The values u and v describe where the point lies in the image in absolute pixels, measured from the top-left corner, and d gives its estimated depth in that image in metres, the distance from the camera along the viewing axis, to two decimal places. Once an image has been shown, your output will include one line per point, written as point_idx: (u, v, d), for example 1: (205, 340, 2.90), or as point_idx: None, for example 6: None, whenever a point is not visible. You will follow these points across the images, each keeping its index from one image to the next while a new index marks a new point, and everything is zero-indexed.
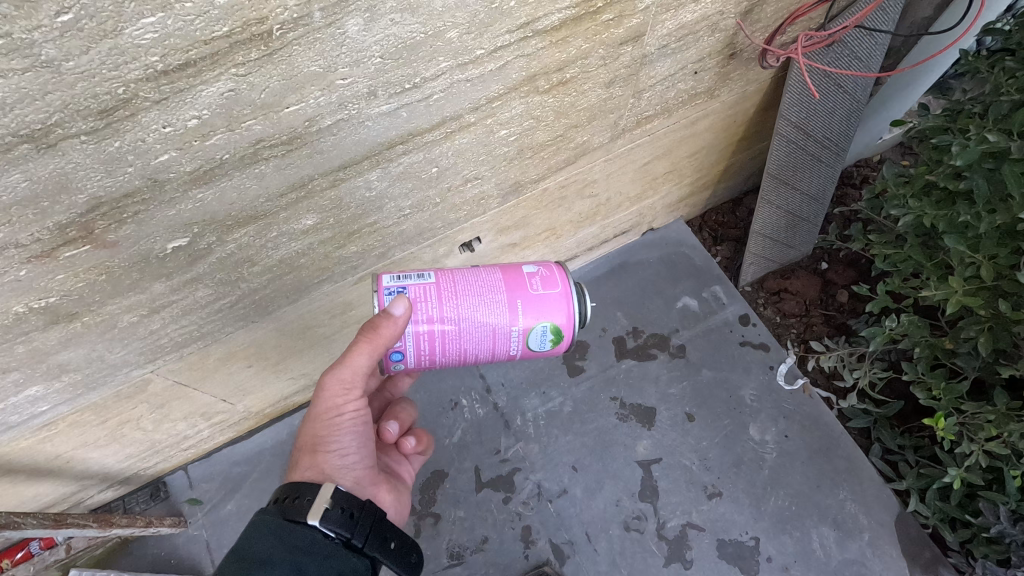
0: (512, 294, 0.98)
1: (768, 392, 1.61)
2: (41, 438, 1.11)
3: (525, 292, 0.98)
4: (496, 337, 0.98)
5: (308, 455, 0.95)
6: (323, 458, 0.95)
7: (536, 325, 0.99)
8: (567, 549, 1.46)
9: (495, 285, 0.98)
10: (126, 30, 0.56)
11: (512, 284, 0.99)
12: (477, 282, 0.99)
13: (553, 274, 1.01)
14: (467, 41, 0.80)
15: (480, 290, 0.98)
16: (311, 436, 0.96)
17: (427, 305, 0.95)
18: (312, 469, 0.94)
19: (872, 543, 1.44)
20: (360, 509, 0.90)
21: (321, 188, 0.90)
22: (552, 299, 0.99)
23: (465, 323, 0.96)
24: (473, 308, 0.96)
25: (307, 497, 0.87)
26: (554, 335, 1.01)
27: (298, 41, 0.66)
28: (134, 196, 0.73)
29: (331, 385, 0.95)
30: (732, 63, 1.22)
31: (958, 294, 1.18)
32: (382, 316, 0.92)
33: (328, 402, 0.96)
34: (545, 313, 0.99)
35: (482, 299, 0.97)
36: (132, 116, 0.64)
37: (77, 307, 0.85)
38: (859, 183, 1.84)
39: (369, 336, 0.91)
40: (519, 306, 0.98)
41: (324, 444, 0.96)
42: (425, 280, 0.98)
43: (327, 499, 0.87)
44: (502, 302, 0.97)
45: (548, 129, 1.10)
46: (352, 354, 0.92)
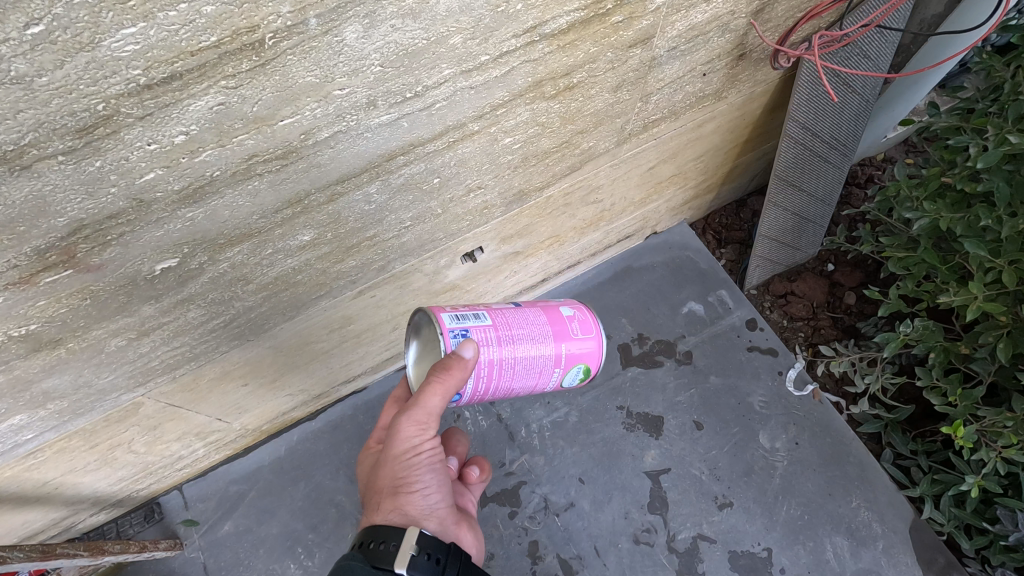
0: (559, 338, 0.99)
1: (778, 398, 1.57)
2: (27, 466, 1.06)
3: (568, 336, 1.00)
4: (540, 378, 0.99)
5: (390, 499, 0.91)
6: (406, 499, 0.91)
7: (573, 367, 1.01)
8: (575, 564, 1.42)
9: (543, 329, 0.98)
10: (104, 42, 0.51)
11: (557, 328, 0.99)
12: (529, 326, 0.97)
13: (590, 319, 1.03)
14: (472, 46, 0.76)
15: (534, 335, 0.97)
16: (390, 479, 0.92)
17: (489, 349, 0.92)
18: (396, 514, 0.90)
19: (887, 551, 1.39)
20: (446, 554, 0.86)
21: (319, 203, 0.86)
22: (588, 343, 1.02)
23: (520, 368, 0.95)
24: (526, 352, 0.96)
25: (394, 543, 0.85)
26: (583, 375, 1.05)
27: (292, 51, 0.62)
28: (117, 217, 0.68)
29: (406, 427, 0.91)
30: (741, 64, 1.18)
31: (978, 300, 1.15)
32: (453, 358, 0.87)
33: (404, 443, 0.92)
34: (583, 357, 1.01)
35: (535, 344, 0.96)
36: (113, 133, 0.59)
37: (61, 334, 0.80)
38: (864, 182, 1.80)
39: (441, 377, 0.86)
40: (564, 350, 0.99)
41: (405, 486, 0.92)
42: (483, 321, 0.94)
43: (414, 546, 0.84)
44: (551, 347, 0.98)
45: (554, 136, 1.06)
46: (426, 396, 0.87)
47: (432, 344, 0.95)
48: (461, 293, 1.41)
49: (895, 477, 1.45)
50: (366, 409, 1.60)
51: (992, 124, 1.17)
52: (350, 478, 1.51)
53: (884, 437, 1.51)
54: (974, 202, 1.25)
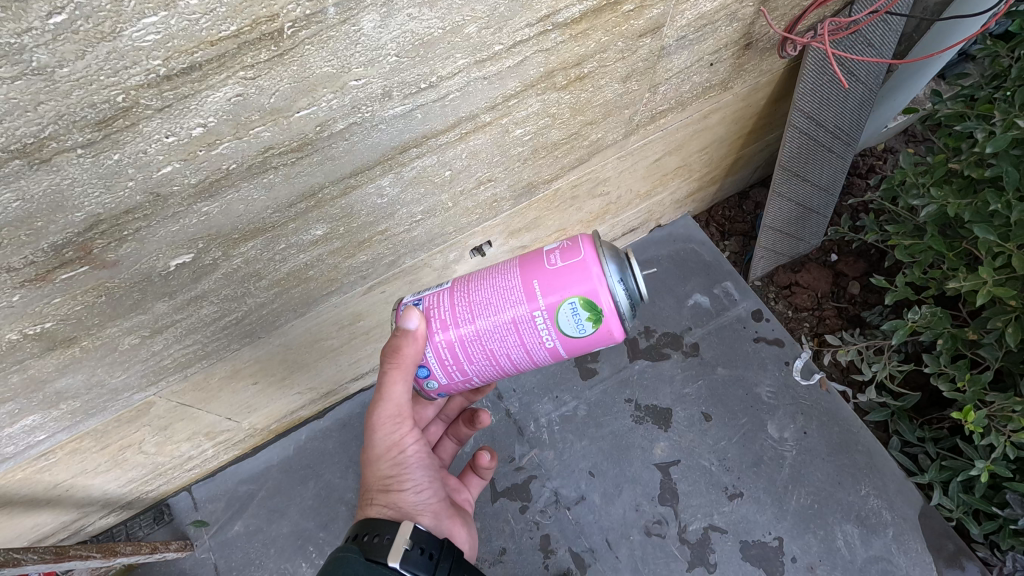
0: (527, 278, 0.89)
1: (785, 388, 1.57)
2: (39, 468, 1.05)
3: (542, 270, 0.89)
4: (520, 327, 0.89)
5: (378, 497, 0.96)
6: (395, 496, 0.96)
7: (561, 304, 0.88)
8: (587, 557, 1.42)
9: (510, 273, 0.91)
10: (125, 32, 0.51)
11: (528, 265, 0.91)
12: (494, 275, 0.92)
13: (575, 242, 0.90)
14: (486, 36, 0.76)
15: (497, 281, 0.91)
16: (377, 477, 0.97)
17: (440, 309, 0.92)
18: (387, 509, 0.94)
19: (897, 538, 1.39)
20: (438, 550, 0.88)
21: (332, 197, 0.85)
22: (576, 269, 0.89)
23: (481, 319, 0.90)
24: (488, 302, 0.90)
25: (387, 536, 0.86)
26: (588, 310, 0.88)
27: (310, 40, 0.61)
28: (134, 211, 0.68)
29: (382, 427, 0.95)
30: (747, 53, 1.19)
31: (988, 285, 1.16)
32: (399, 336, 0.91)
33: (383, 441, 0.97)
34: (568, 285, 0.88)
35: (497, 291, 0.90)
36: (132, 126, 0.58)
37: (75, 332, 0.80)
38: (866, 172, 1.81)
39: (394, 360, 0.91)
40: (537, 287, 0.88)
41: (391, 482, 0.97)
42: (440, 288, 0.95)
43: (406, 541, 0.84)
44: (518, 289, 0.89)
45: (564, 127, 1.06)
46: (388, 388, 0.92)
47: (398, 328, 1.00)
48: None
49: (903, 464, 1.46)
50: None
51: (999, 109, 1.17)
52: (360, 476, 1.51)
53: (891, 425, 1.51)
54: (981, 188, 1.26)
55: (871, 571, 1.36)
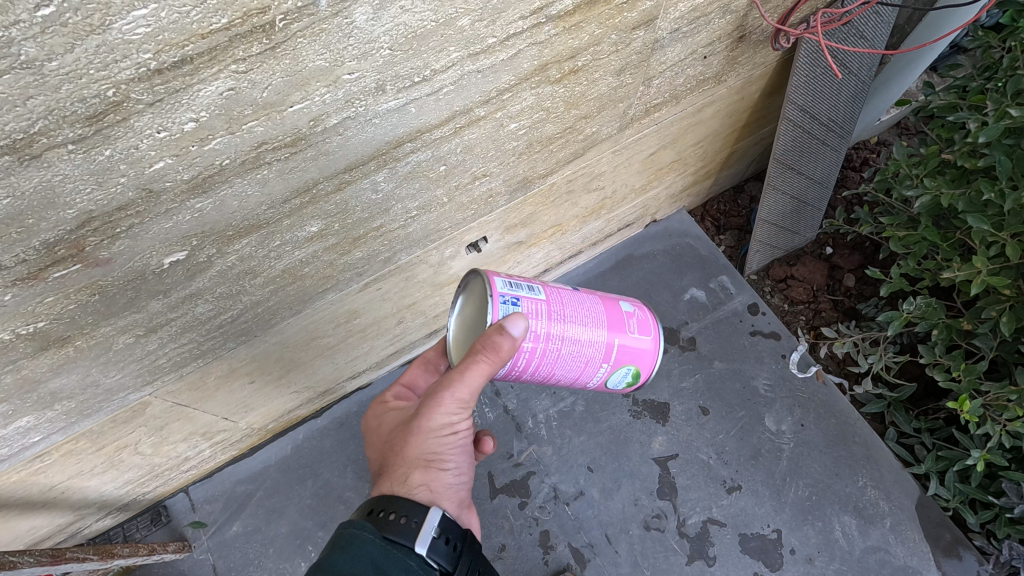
0: (612, 332, 0.95)
1: (782, 381, 1.57)
2: (34, 470, 1.04)
3: (623, 332, 0.97)
4: (585, 367, 0.95)
5: (414, 473, 0.88)
6: (432, 476, 0.89)
7: (621, 366, 0.99)
8: (587, 552, 1.42)
9: (599, 317, 0.95)
10: (115, 25, 0.50)
11: (614, 319, 0.96)
12: (583, 311, 0.93)
13: (647, 323, 1.00)
14: (479, 29, 0.75)
15: (589, 318, 0.93)
16: (419, 451, 0.88)
17: (536, 322, 0.87)
18: (421, 488, 0.87)
19: (895, 528, 1.39)
20: (461, 542, 0.86)
21: (326, 193, 0.85)
22: (643, 341, 1.00)
23: (566, 350, 0.91)
24: (578, 337, 0.92)
25: (415, 519, 0.83)
26: (632, 376, 1.03)
27: (302, 34, 0.61)
28: (127, 208, 0.67)
29: (449, 408, 0.86)
30: (741, 46, 1.19)
31: (982, 274, 1.16)
32: (496, 331, 0.81)
33: (440, 419, 0.87)
34: (632, 356, 0.99)
35: (589, 330, 0.93)
36: (123, 121, 0.58)
37: (69, 331, 0.79)
38: (859, 165, 1.81)
39: (489, 355, 0.81)
40: (615, 346, 0.96)
41: (432, 460, 0.89)
42: (535, 293, 0.89)
43: (433, 529, 0.82)
44: (603, 342, 0.94)
45: (559, 121, 1.05)
46: (471, 371, 0.82)
47: (479, 303, 0.89)
48: None
49: (899, 455, 1.46)
50: None
51: (991, 99, 1.18)
52: (358, 475, 1.50)
53: (887, 416, 1.51)
54: (974, 177, 1.26)
55: (869, 562, 1.36)
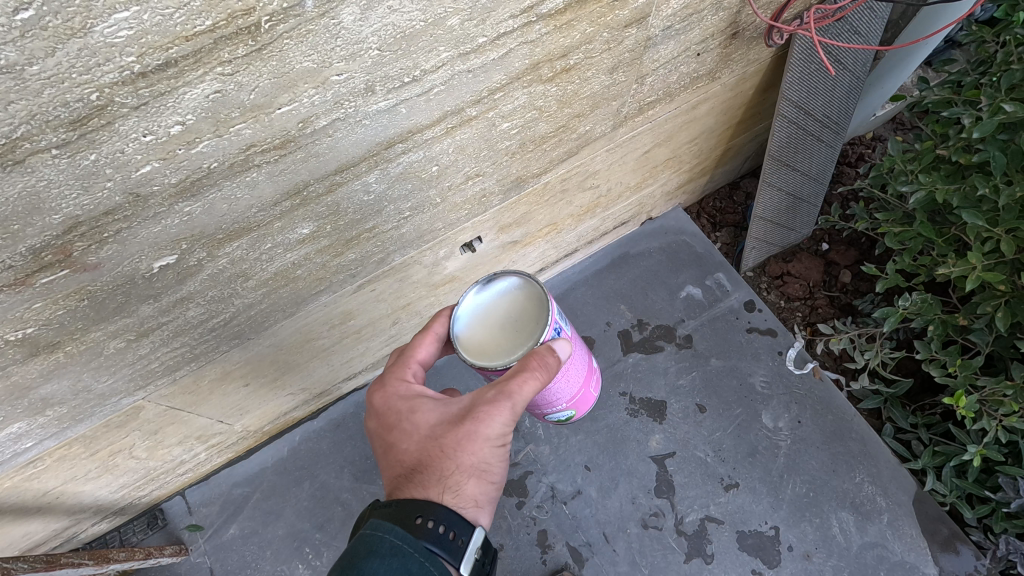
0: (586, 383, 1.05)
1: (779, 378, 1.56)
2: (27, 475, 1.04)
3: (588, 386, 1.08)
4: (554, 407, 1.02)
5: (465, 483, 0.85)
6: (480, 488, 0.87)
7: (569, 413, 1.08)
8: (585, 552, 1.42)
9: (584, 366, 1.04)
10: (96, 28, 0.49)
11: (589, 373, 1.06)
12: (581, 359, 1.01)
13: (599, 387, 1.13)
14: (469, 28, 0.75)
15: (581, 367, 1.02)
16: (472, 462, 0.84)
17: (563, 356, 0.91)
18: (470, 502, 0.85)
19: (892, 524, 1.39)
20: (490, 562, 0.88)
21: (318, 194, 0.84)
22: (589, 398, 1.12)
23: (557, 387, 0.96)
24: (573, 379, 0.98)
25: (465, 538, 0.82)
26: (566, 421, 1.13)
27: (288, 35, 0.60)
28: (114, 212, 0.67)
29: (507, 421, 0.84)
30: (734, 43, 1.18)
31: (977, 270, 1.16)
32: (554, 353, 0.85)
33: (497, 430, 0.84)
34: (579, 409, 1.10)
35: (578, 376, 1.01)
36: (108, 125, 0.57)
37: (59, 337, 0.79)
38: (855, 161, 1.81)
39: (548, 369, 0.83)
40: (578, 397, 1.06)
41: (482, 471, 0.86)
42: (567, 329, 0.94)
43: (476, 550, 0.83)
44: (576, 389, 1.03)
45: (551, 120, 1.05)
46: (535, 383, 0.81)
47: (532, 312, 0.89)
48: (460, 285, 1.41)
49: (896, 451, 1.45)
50: None
51: (985, 94, 1.17)
52: (355, 476, 1.50)
53: (884, 412, 1.51)
54: (969, 173, 1.26)
55: (866, 557, 1.36)
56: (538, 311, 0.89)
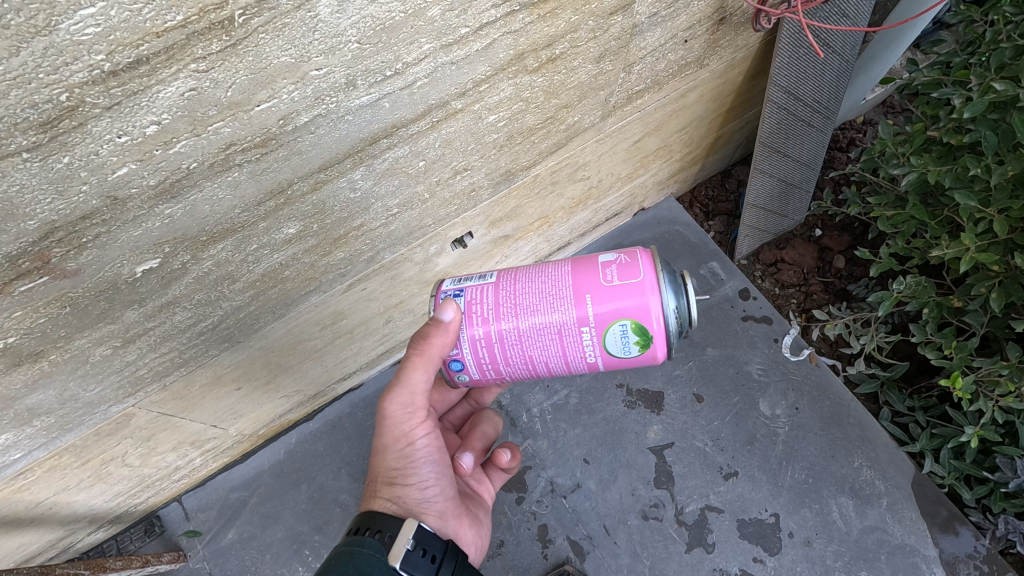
0: (581, 290, 0.87)
1: (775, 365, 1.56)
2: (18, 487, 1.02)
3: (598, 285, 0.88)
4: (564, 338, 0.88)
5: (382, 488, 0.94)
6: (399, 489, 0.93)
7: (610, 325, 0.87)
8: (585, 545, 1.42)
9: (561, 279, 0.89)
10: (62, 25, 0.48)
11: (582, 276, 0.89)
12: (542, 278, 0.90)
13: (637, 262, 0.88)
14: (451, 19, 0.73)
15: (546, 283, 0.89)
16: (384, 466, 0.94)
17: (482, 307, 0.90)
18: (391, 503, 0.92)
19: (891, 508, 1.39)
20: (440, 552, 0.86)
21: (302, 193, 0.83)
22: (633, 287, 0.87)
23: (526, 326, 0.88)
24: (533, 308, 0.88)
25: (387, 534, 0.84)
26: (637, 334, 0.88)
27: (264, 29, 0.59)
28: (91, 217, 0.65)
29: (393, 416, 0.93)
30: (721, 29, 1.18)
31: (971, 251, 1.16)
32: (430, 326, 0.89)
33: (393, 429, 0.94)
34: (622, 307, 0.86)
35: (546, 295, 0.88)
36: (80, 126, 0.56)
37: (41, 346, 0.77)
38: (846, 146, 1.81)
39: (418, 350, 0.88)
40: (589, 301, 0.87)
41: (398, 472, 0.94)
42: (484, 280, 0.94)
43: (409, 541, 0.83)
44: (570, 304, 0.87)
45: (539, 111, 1.04)
46: (406, 375, 0.90)
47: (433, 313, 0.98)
48: None
49: (894, 435, 1.45)
50: (364, 406, 1.57)
51: (974, 74, 1.16)
52: (353, 477, 1.49)
53: (881, 396, 1.51)
54: (960, 154, 1.25)
55: (866, 542, 1.36)
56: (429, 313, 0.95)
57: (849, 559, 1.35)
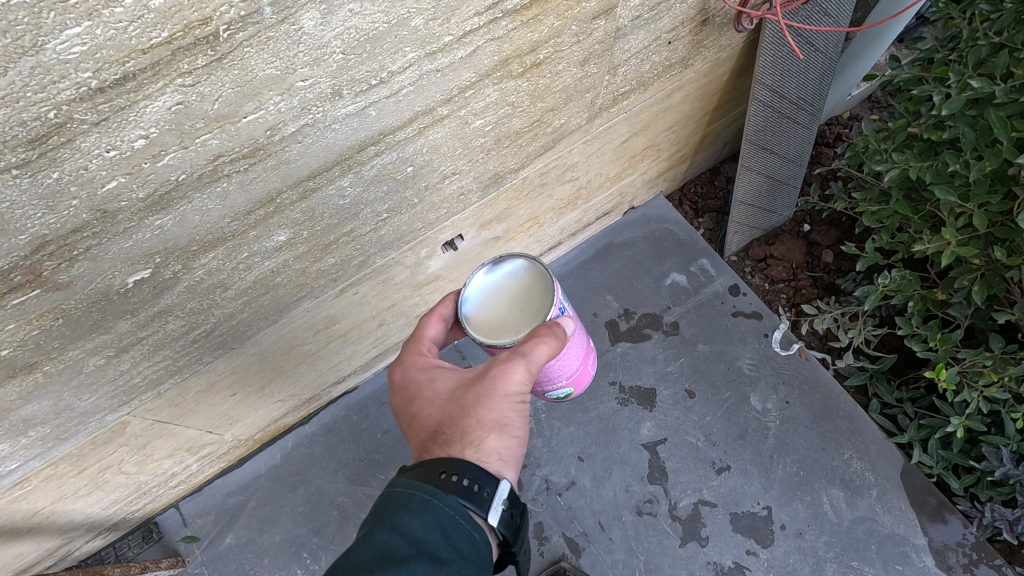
0: (584, 361, 1.05)
1: (765, 360, 1.58)
2: (15, 497, 1.03)
3: (586, 363, 1.07)
4: (554, 383, 1.01)
5: (486, 438, 0.84)
6: (503, 442, 0.86)
7: (568, 390, 1.07)
8: (581, 542, 1.43)
9: (583, 345, 1.04)
10: (48, 45, 0.49)
11: (586, 352, 1.06)
12: (581, 335, 1.02)
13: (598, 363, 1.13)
14: (434, 27, 0.74)
15: (580, 344, 1.02)
16: (493, 415, 0.85)
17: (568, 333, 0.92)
18: (493, 457, 0.85)
19: (881, 498, 1.41)
20: (520, 514, 0.88)
21: (291, 201, 0.84)
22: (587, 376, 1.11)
23: (558, 367, 0.97)
24: (572, 356, 0.98)
25: (490, 489, 0.81)
26: (563, 397, 1.11)
27: (249, 43, 0.60)
28: (82, 230, 0.66)
29: (525, 373, 0.84)
30: (705, 30, 1.19)
31: (952, 246, 1.18)
32: (559, 330, 0.88)
33: (512, 385, 0.85)
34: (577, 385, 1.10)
35: (577, 352, 1.01)
36: (69, 142, 0.56)
37: (35, 357, 0.78)
38: (833, 141, 1.82)
39: (558, 340, 0.87)
40: (580, 371, 1.05)
41: (503, 426, 0.86)
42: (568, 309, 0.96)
43: (504, 501, 0.83)
44: (577, 367, 1.03)
45: (525, 115, 1.05)
46: (540, 350, 0.84)
47: (533, 289, 0.93)
48: (444, 283, 1.41)
49: (883, 426, 1.48)
50: (359, 408, 1.58)
51: (953, 71, 1.18)
52: (349, 479, 1.50)
53: (869, 388, 1.53)
54: (941, 150, 1.27)
55: (857, 533, 1.39)
56: (545, 291, 0.92)
57: (840, 549, 1.37)
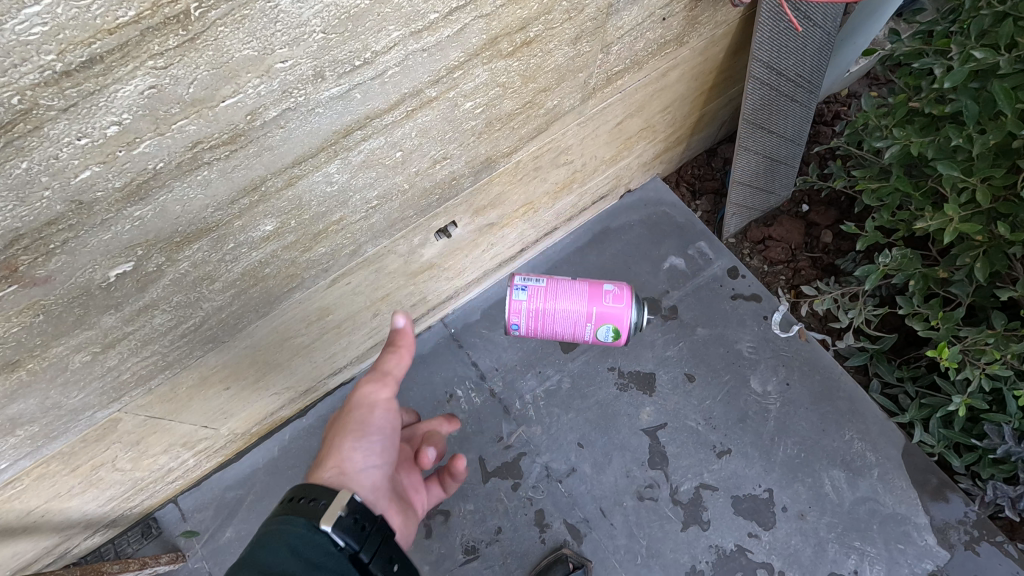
0: (591, 302, 1.30)
1: (765, 342, 1.56)
2: (8, 497, 1.01)
3: (601, 302, 1.31)
4: (575, 327, 1.33)
5: (333, 448, 0.98)
6: (345, 458, 0.97)
7: (603, 325, 1.32)
8: (583, 528, 1.42)
9: (581, 290, 1.31)
10: (5, 25, 0.46)
11: (594, 294, 1.31)
12: (570, 289, 1.31)
13: (622, 296, 1.31)
14: (419, 4, 0.71)
15: (571, 291, 1.31)
16: (342, 430, 1.00)
17: (535, 301, 1.30)
18: (333, 469, 0.95)
19: (883, 478, 1.40)
20: (370, 523, 0.87)
21: (276, 189, 0.81)
22: (618, 312, 1.31)
23: (555, 317, 1.32)
24: (562, 303, 1.30)
25: (322, 501, 0.85)
26: (613, 333, 1.32)
27: (222, 21, 0.57)
28: (57, 222, 0.64)
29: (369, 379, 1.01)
30: (700, 5, 1.16)
31: (955, 222, 1.15)
32: (395, 332, 1.01)
33: (360, 401, 1.02)
34: (609, 318, 1.31)
35: (572, 300, 1.30)
36: (36, 130, 0.54)
37: (17, 355, 0.76)
38: (831, 119, 1.79)
39: (393, 343, 1.01)
40: (594, 307, 1.30)
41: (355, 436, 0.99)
42: (539, 282, 1.31)
43: (343, 505, 0.84)
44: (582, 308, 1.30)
45: (516, 96, 1.02)
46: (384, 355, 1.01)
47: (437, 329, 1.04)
48: (439, 271, 1.38)
49: (884, 405, 1.47)
50: None
51: (955, 43, 1.15)
52: None
53: (870, 368, 1.52)
54: (943, 124, 1.24)
55: (859, 513, 1.38)
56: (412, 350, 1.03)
57: (842, 530, 1.37)
